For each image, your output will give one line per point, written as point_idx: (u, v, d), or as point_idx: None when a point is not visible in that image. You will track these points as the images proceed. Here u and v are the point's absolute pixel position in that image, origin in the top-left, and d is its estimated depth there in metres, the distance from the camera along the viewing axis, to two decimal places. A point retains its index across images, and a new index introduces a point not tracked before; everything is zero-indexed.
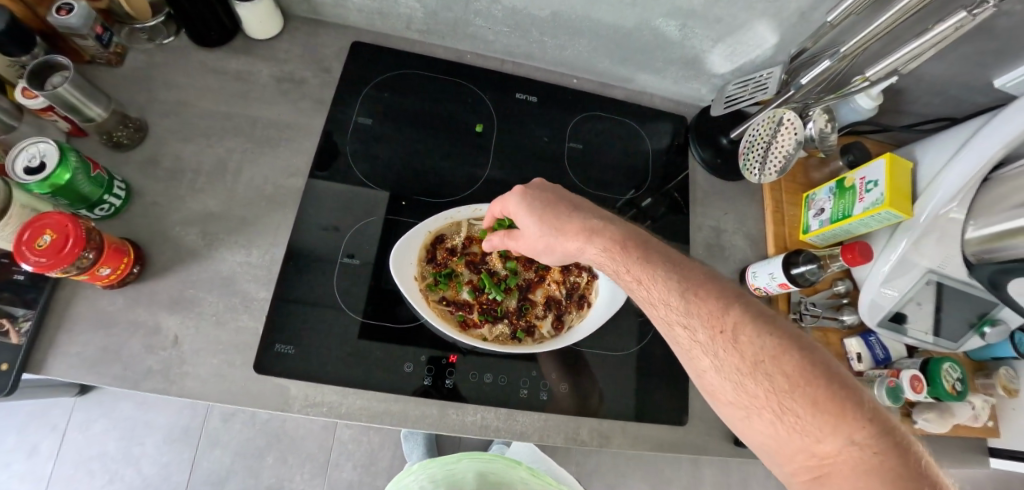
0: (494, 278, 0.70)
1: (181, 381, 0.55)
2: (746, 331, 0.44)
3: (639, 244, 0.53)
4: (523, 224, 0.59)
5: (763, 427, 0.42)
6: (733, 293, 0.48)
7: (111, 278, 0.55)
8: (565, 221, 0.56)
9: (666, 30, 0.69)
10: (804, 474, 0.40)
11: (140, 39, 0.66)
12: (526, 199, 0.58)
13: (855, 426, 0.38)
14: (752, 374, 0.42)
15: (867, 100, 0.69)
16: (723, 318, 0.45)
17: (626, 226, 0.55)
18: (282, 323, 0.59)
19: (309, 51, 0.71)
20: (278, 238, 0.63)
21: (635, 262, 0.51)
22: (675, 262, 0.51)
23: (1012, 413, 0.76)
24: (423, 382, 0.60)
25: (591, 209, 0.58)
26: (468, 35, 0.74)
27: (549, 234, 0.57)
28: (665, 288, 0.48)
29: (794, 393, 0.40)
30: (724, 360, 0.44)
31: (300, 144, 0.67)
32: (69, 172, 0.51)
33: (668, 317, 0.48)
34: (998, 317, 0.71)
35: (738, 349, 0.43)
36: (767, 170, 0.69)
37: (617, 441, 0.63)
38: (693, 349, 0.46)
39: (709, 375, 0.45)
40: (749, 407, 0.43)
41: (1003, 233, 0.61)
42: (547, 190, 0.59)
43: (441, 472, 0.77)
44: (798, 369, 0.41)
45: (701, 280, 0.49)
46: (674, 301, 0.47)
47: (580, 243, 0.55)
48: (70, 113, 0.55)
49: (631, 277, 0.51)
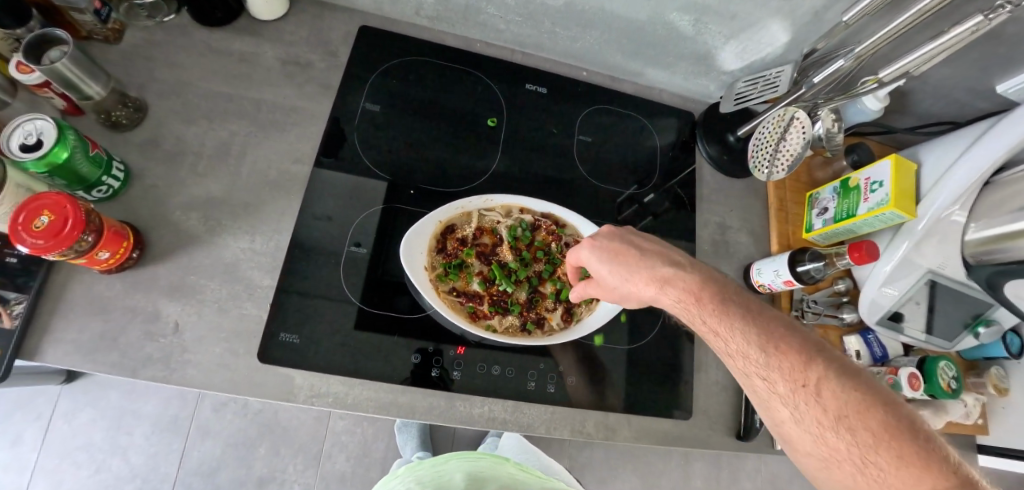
0: (505, 269, 0.69)
1: (183, 370, 0.54)
2: (830, 385, 0.43)
3: (713, 290, 0.50)
4: (594, 269, 0.56)
5: (843, 477, 0.42)
6: (813, 343, 0.47)
7: (109, 263, 0.53)
8: (633, 270, 0.54)
9: (680, 25, 0.68)
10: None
11: (139, 16, 0.63)
12: (594, 249, 0.56)
13: (940, 480, 0.39)
14: (836, 429, 0.42)
15: (873, 101, 0.70)
16: (806, 372, 0.44)
17: (697, 269, 0.53)
18: (287, 312, 0.58)
19: (315, 34, 0.69)
20: (284, 224, 0.61)
21: (711, 311, 0.49)
22: (751, 309, 0.49)
23: (1001, 411, 0.79)
24: (430, 373, 0.60)
25: (658, 252, 0.55)
26: (478, 23, 0.73)
27: (623, 281, 0.54)
28: (745, 339, 0.46)
29: (879, 448, 0.40)
30: (806, 414, 0.43)
31: (305, 129, 0.65)
32: (67, 150, 0.49)
33: (749, 370, 0.46)
34: (991, 318, 0.74)
35: (823, 404, 0.43)
36: (776, 167, 0.70)
37: (622, 434, 0.63)
38: (771, 400, 0.45)
39: (787, 425, 0.45)
40: (829, 458, 0.43)
41: (1010, 232, 0.61)
42: (612, 235, 0.56)
43: (429, 473, 0.72)
44: (882, 425, 0.41)
45: (781, 330, 0.47)
46: (755, 355, 0.46)
47: (653, 292, 0.52)
48: (67, 89, 0.53)
49: (707, 328, 0.49)
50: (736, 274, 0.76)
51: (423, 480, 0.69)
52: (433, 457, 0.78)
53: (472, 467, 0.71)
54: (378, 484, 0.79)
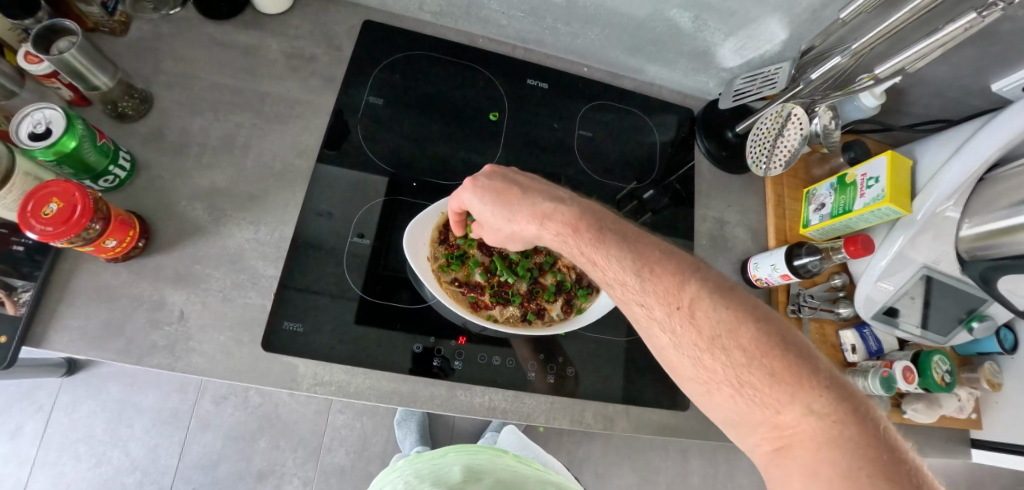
0: (506, 260, 0.70)
1: (188, 357, 0.54)
2: (703, 305, 0.43)
3: (592, 221, 0.51)
4: (478, 212, 0.57)
5: (724, 400, 0.41)
6: (692, 266, 0.46)
7: (116, 251, 0.53)
8: (517, 209, 0.54)
9: (680, 22, 0.69)
10: (766, 443, 0.39)
11: (145, 9, 0.64)
12: (477, 189, 0.56)
13: (811, 393, 0.37)
14: (710, 349, 0.41)
15: (871, 98, 0.71)
16: (680, 295, 0.44)
17: (579, 203, 0.53)
18: (291, 301, 0.59)
19: (320, 28, 0.70)
20: (288, 215, 0.62)
21: (589, 242, 0.49)
22: (630, 238, 0.49)
23: (994, 406, 0.80)
24: (431, 363, 0.60)
25: (543, 191, 0.56)
26: (481, 19, 0.74)
27: (507, 219, 0.55)
28: (621, 267, 0.47)
29: (751, 366, 0.40)
30: (682, 336, 0.43)
31: (309, 122, 0.66)
32: (75, 140, 0.49)
33: (629, 298, 0.46)
34: (985, 313, 0.74)
35: (695, 324, 0.42)
36: (773, 164, 0.71)
37: (620, 424, 0.64)
38: (652, 327, 0.45)
39: (668, 351, 0.45)
40: (709, 381, 0.42)
41: (1003, 229, 0.62)
42: (497, 175, 0.57)
43: (426, 465, 0.73)
44: (753, 342, 0.40)
45: (656, 256, 0.47)
46: (631, 281, 0.46)
47: (537, 229, 0.54)
48: (75, 79, 0.53)
49: (587, 259, 0.49)
50: (733, 269, 0.77)
51: (421, 473, 0.68)
52: (432, 452, 0.78)
53: (469, 459, 0.72)
54: (376, 480, 0.78)
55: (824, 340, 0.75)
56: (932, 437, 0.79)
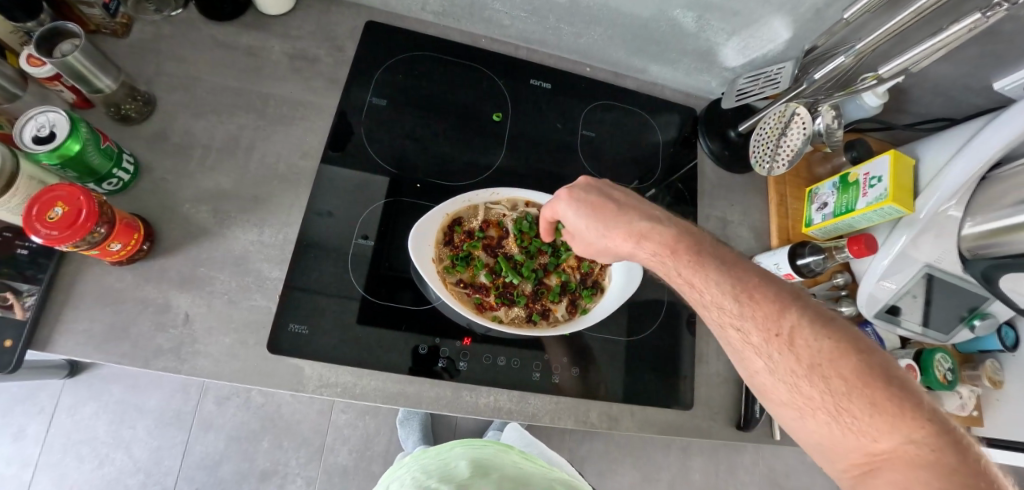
0: (511, 261, 0.70)
1: (194, 360, 0.54)
2: (802, 332, 0.42)
3: (690, 244, 0.51)
4: (573, 224, 0.57)
5: (815, 426, 0.41)
6: (794, 295, 0.46)
7: (120, 254, 0.53)
8: (611, 225, 0.54)
9: (683, 21, 0.69)
10: (856, 470, 0.39)
11: (147, 10, 0.64)
12: (574, 201, 0.56)
13: (914, 425, 0.37)
14: (807, 375, 0.41)
15: (873, 98, 0.71)
16: (778, 321, 0.44)
17: (678, 225, 0.53)
18: (295, 303, 0.59)
19: (323, 29, 0.70)
20: (292, 217, 0.62)
21: (686, 263, 0.49)
22: (728, 262, 0.49)
23: (996, 404, 0.80)
24: (436, 364, 0.60)
25: (637, 208, 0.55)
26: (484, 19, 0.73)
27: (600, 234, 0.55)
28: (718, 289, 0.47)
29: (852, 394, 0.39)
30: (778, 361, 0.42)
31: (312, 123, 0.66)
32: (79, 143, 0.49)
33: (722, 319, 0.46)
34: (987, 311, 0.75)
35: (794, 350, 0.42)
36: (776, 163, 0.71)
37: (625, 423, 0.64)
38: (745, 350, 0.45)
39: (760, 376, 0.44)
40: (803, 408, 0.41)
41: (1007, 227, 0.62)
42: (593, 189, 0.56)
43: (433, 461, 0.72)
44: (856, 371, 0.40)
45: (757, 282, 0.47)
46: (728, 304, 0.46)
47: (630, 246, 0.53)
48: (78, 82, 0.53)
49: (683, 280, 0.49)
50: None
51: (428, 468, 0.69)
52: (439, 448, 0.78)
53: (477, 454, 0.72)
54: (383, 477, 0.78)
55: None
56: None
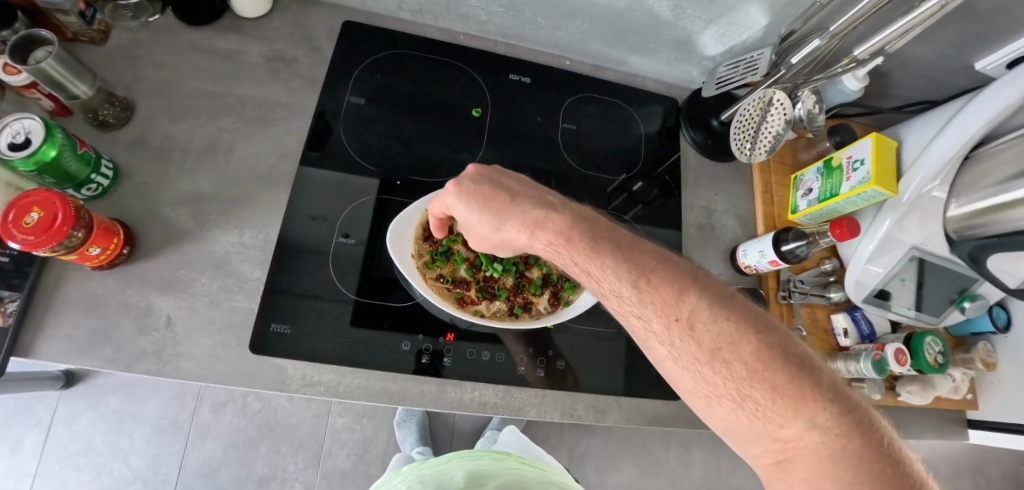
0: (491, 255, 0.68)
1: (176, 362, 0.55)
2: (701, 317, 0.43)
3: (584, 229, 0.50)
4: (464, 218, 0.55)
5: (724, 414, 0.41)
6: (690, 275, 0.46)
7: (100, 259, 0.54)
8: (506, 217, 0.53)
9: (659, 11, 0.69)
10: (767, 456, 0.40)
11: (124, 17, 0.64)
12: (463, 195, 0.53)
13: (815, 407, 0.38)
14: (710, 363, 0.41)
15: (853, 81, 0.70)
16: (678, 306, 0.44)
17: (573, 210, 0.52)
18: (278, 303, 0.59)
19: (300, 30, 0.70)
20: (273, 217, 0.62)
21: (582, 251, 0.49)
22: (625, 246, 0.49)
23: (991, 385, 0.79)
24: (420, 360, 0.60)
25: (532, 195, 0.54)
26: (461, 16, 0.73)
27: (494, 228, 0.53)
28: (617, 277, 0.46)
29: (753, 380, 0.40)
30: (681, 350, 0.43)
31: (291, 124, 0.66)
32: (55, 149, 0.49)
33: (624, 308, 0.46)
34: (975, 292, 0.75)
35: (695, 337, 0.42)
36: (757, 150, 0.71)
37: (612, 415, 0.64)
38: (648, 338, 0.45)
39: (666, 364, 0.44)
40: (710, 395, 0.42)
41: (990, 209, 0.62)
42: (482, 180, 0.54)
43: (429, 470, 0.72)
44: (756, 356, 0.40)
45: (654, 265, 0.47)
46: (627, 292, 0.46)
47: (528, 237, 0.52)
48: (54, 89, 0.54)
49: (583, 270, 0.49)
50: (722, 257, 0.76)
51: (423, 478, 0.68)
52: (435, 458, 0.76)
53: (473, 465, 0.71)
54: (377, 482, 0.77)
55: (815, 325, 0.75)
56: (928, 419, 0.79)
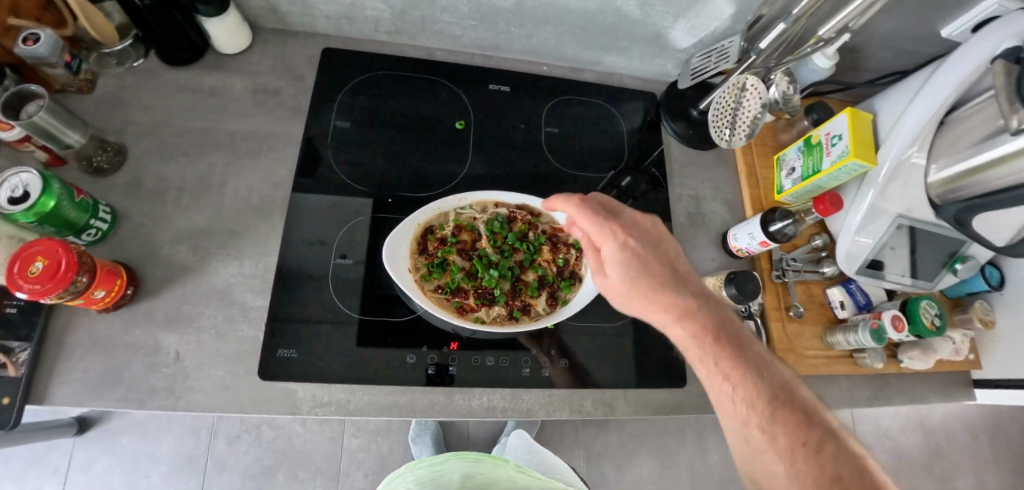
0: (487, 262, 0.65)
1: (188, 395, 0.56)
2: (833, 445, 0.43)
3: (726, 330, 0.51)
4: (603, 239, 0.57)
5: None
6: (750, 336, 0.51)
7: (105, 302, 0.55)
8: (651, 268, 0.54)
9: (628, 10, 0.70)
10: None
11: (109, 64, 0.66)
12: (605, 223, 0.57)
13: None
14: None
15: (823, 59, 0.71)
16: (807, 431, 0.44)
17: (718, 309, 0.53)
18: (283, 329, 0.60)
19: (281, 61, 0.72)
20: (270, 245, 0.63)
21: (720, 348, 0.48)
22: (763, 361, 0.49)
23: (992, 344, 0.80)
24: (427, 371, 0.61)
25: (682, 267, 0.57)
26: (436, 32, 0.75)
27: (627, 280, 0.54)
28: (750, 381, 0.46)
29: None
30: (802, 471, 0.41)
31: (280, 153, 0.68)
32: (53, 199, 0.51)
33: (751, 412, 0.45)
34: (966, 254, 0.76)
35: (821, 463, 0.41)
36: (736, 135, 0.71)
37: (620, 408, 0.65)
38: (766, 451, 0.43)
39: (776, 482, 0.42)
40: None
41: (974, 167, 0.63)
42: (644, 223, 0.58)
43: (428, 472, 0.73)
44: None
45: (791, 387, 0.47)
46: (761, 396, 0.45)
47: (663, 312, 0.52)
48: (47, 140, 0.55)
49: (717, 363, 0.48)
50: (714, 243, 0.78)
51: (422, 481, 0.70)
52: (433, 458, 0.77)
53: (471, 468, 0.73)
54: None
55: (812, 301, 0.76)
56: (934, 383, 0.80)
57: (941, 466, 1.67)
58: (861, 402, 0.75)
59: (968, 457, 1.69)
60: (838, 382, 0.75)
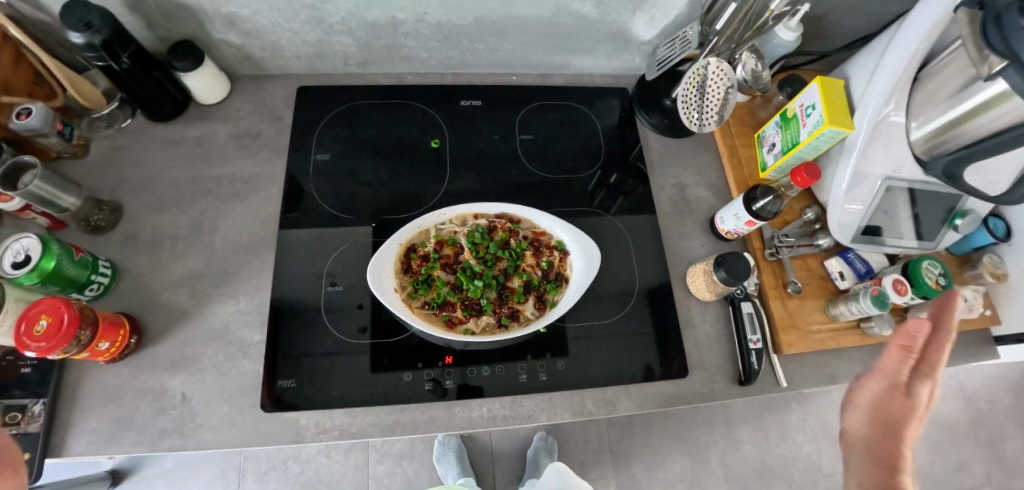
0: (471, 273, 0.65)
1: (196, 434, 0.57)
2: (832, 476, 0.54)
3: None
4: None
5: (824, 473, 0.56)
6: None
7: (111, 352, 0.57)
8: None
9: (585, 12, 0.72)
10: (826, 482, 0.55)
11: (99, 127, 0.70)
12: None
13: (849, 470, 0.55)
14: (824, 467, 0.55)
15: (788, 32, 0.71)
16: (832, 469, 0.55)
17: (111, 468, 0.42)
18: (282, 360, 0.61)
19: (260, 105, 0.75)
20: (263, 281, 0.65)
21: None
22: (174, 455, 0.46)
23: (1007, 298, 0.78)
24: (425, 387, 0.62)
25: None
26: (404, 58, 0.78)
27: None
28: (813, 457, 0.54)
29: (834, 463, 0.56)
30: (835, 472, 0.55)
31: (265, 191, 0.70)
32: (53, 260, 0.54)
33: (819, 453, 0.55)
34: (965, 209, 0.73)
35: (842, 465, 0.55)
36: (707, 118, 0.70)
37: (623, 404, 0.64)
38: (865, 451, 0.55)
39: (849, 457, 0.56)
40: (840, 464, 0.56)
41: (955, 119, 0.62)
42: None
43: None
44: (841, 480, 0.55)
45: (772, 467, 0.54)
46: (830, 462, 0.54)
47: None
48: (45, 206, 0.59)
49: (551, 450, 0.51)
50: (703, 228, 0.77)
51: None
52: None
53: None
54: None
55: (810, 274, 0.75)
56: (952, 345, 0.77)
57: (985, 431, 1.61)
58: (874, 373, 0.73)
59: (1013, 419, 1.63)
60: (847, 355, 0.73)
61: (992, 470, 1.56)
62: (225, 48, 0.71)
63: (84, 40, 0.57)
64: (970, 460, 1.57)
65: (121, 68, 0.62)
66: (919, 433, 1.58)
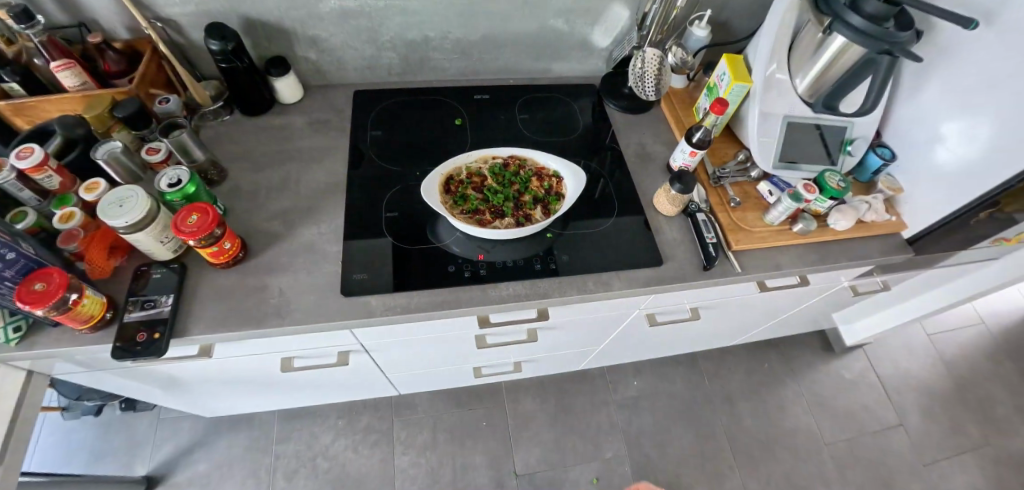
0: (492, 194, 0.88)
1: (292, 314, 0.75)
2: None
3: None
4: None
5: None
6: None
7: (228, 255, 0.76)
8: None
9: (559, 26, 1.02)
10: None
11: (208, 118, 0.94)
12: None
13: None
14: None
15: (700, 31, 1.01)
16: None
17: None
18: (354, 263, 0.80)
19: (326, 103, 1.02)
20: (334, 213, 0.86)
21: None
22: None
23: (908, 205, 0.99)
24: (465, 275, 0.80)
25: None
26: (432, 68, 1.06)
27: None
28: None
29: None
30: None
31: (334, 156, 0.94)
32: (195, 185, 0.75)
33: None
34: (853, 137, 0.98)
35: None
36: (649, 93, 1.05)
37: (617, 285, 0.83)
38: None
39: None
40: None
41: (819, 72, 0.90)
42: None
43: None
44: None
45: None
46: None
47: None
48: (182, 155, 0.82)
49: None
50: (664, 170, 1.01)
51: None
52: None
53: None
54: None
55: (746, 194, 0.98)
56: (871, 244, 0.98)
57: (970, 395, 1.74)
58: (811, 264, 0.93)
59: (991, 382, 1.77)
60: (785, 251, 0.94)
61: (985, 432, 1.67)
62: (304, 62, 0.99)
63: (219, 47, 0.82)
64: (963, 423, 1.68)
65: (240, 68, 0.87)
66: (907, 399, 1.71)
